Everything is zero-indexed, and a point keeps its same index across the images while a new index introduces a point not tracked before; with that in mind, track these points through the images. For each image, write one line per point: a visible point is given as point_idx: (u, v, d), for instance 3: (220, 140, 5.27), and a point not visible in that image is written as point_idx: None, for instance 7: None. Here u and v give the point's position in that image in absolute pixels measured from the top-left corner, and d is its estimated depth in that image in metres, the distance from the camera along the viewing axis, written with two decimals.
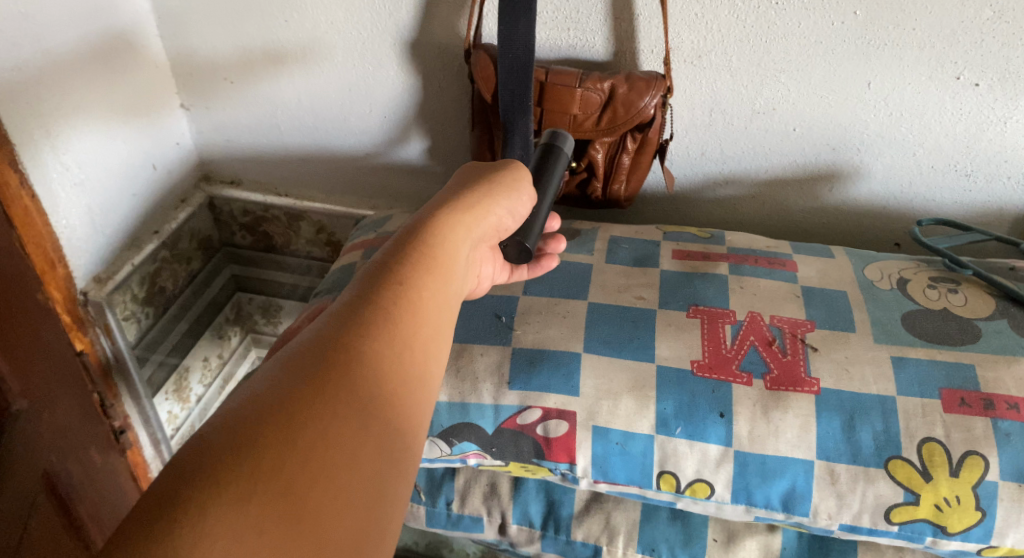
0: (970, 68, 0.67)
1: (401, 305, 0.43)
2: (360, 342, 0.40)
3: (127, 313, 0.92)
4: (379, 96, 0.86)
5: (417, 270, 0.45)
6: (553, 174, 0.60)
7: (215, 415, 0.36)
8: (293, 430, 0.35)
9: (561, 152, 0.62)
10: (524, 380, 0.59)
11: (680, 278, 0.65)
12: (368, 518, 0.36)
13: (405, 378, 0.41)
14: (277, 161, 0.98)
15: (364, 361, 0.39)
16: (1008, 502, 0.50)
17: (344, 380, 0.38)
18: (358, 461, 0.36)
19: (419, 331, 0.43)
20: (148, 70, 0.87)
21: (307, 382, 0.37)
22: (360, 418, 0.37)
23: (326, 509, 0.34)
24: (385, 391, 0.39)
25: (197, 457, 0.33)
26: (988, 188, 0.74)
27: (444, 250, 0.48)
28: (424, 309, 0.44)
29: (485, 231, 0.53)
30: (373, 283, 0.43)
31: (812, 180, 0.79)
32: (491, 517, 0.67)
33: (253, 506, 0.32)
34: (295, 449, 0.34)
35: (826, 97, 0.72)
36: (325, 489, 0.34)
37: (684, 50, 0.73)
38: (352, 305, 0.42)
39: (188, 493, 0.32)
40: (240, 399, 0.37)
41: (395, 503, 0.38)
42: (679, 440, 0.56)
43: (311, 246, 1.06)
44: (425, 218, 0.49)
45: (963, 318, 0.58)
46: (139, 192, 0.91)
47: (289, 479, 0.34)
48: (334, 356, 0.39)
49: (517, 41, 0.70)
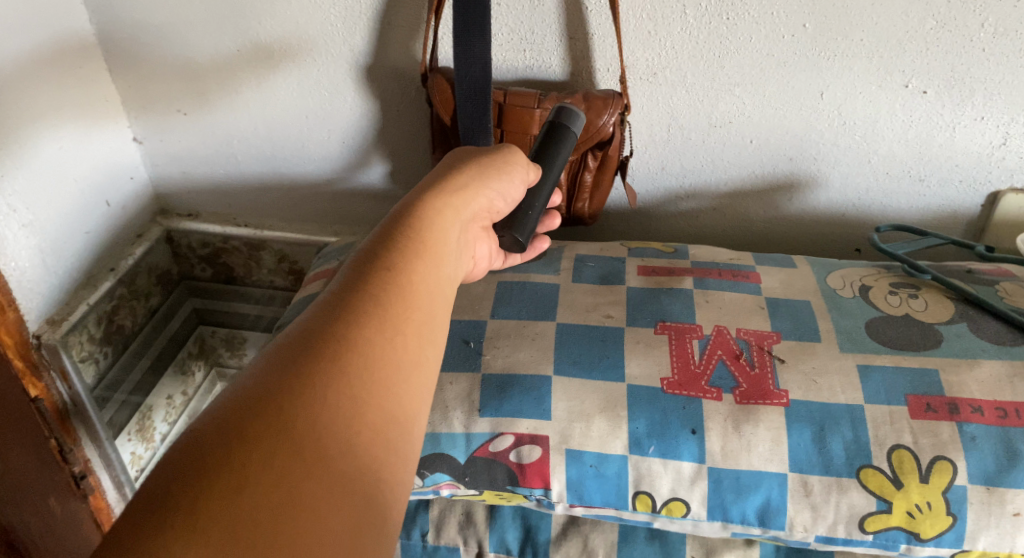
0: (917, 76, 0.69)
1: (391, 292, 0.41)
2: (350, 331, 0.38)
3: (84, 354, 0.88)
4: (336, 123, 0.85)
5: (405, 256, 0.44)
6: (555, 160, 0.61)
7: (200, 415, 0.34)
8: (285, 422, 0.34)
9: (568, 130, 0.62)
10: (495, 406, 0.58)
11: (647, 294, 0.65)
12: (367, 511, 0.34)
13: (399, 365, 0.39)
14: (234, 191, 0.96)
15: (355, 349, 0.38)
16: (978, 505, 0.50)
17: (336, 369, 0.36)
18: (352, 452, 0.35)
19: (411, 317, 0.42)
20: (97, 105, 0.85)
21: (295, 373, 0.36)
22: (354, 407, 0.36)
23: (322, 502, 0.32)
24: (378, 380, 0.38)
25: (185, 456, 0.32)
26: (942, 192, 0.76)
27: (431, 237, 0.47)
28: (414, 295, 0.42)
29: (472, 215, 0.52)
30: (360, 271, 0.42)
31: (772, 190, 0.80)
32: (468, 547, 0.66)
33: (246, 501, 0.31)
34: (287, 442, 0.33)
35: (780, 109, 0.73)
36: (320, 480, 0.33)
37: (639, 67, 0.73)
38: (340, 293, 0.41)
39: (177, 491, 0.30)
40: (227, 394, 0.35)
41: (394, 492, 0.36)
42: (652, 459, 0.55)
43: (273, 275, 1.04)
44: (411, 203, 0.48)
45: (924, 323, 0.59)
46: (92, 229, 0.88)
47: (283, 472, 0.32)
48: (323, 344, 0.37)
49: (473, 64, 0.69)
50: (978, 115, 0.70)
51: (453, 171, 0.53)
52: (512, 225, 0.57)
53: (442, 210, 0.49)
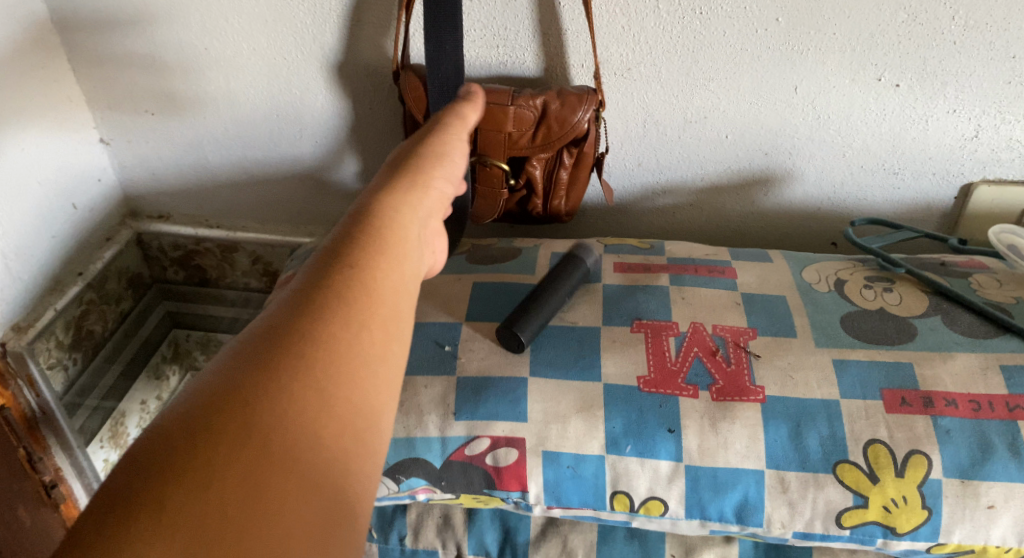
0: (889, 69, 0.69)
1: (359, 283, 0.40)
2: (317, 324, 0.37)
3: (51, 361, 0.85)
4: (308, 121, 0.84)
5: (373, 248, 0.42)
6: (564, 278, 0.63)
7: (164, 413, 0.33)
8: (250, 418, 0.32)
9: (581, 258, 0.65)
10: (471, 409, 0.57)
11: (623, 292, 0.64)
12: (337, 506, 0.32)
13: (367, 358, 0.38)
14: (205, 192, 0.94)
15: (323, 343, 0.37)
16: (953, 498, 0.50)
17: (302, 363, 0.35)
18: (321, 445, 0.33)
19: (381, 309, 0.40)
20: (61, 105, 0.82)
21: (262, 368, 0.34)
22: (320, 402, 0.34)
23: (288, 497, 0.31)
24: (347, 373, 0.36)
25: (147, 453, 0.30)
26: (915, 184, 0.76)
27: (400, 229, 0.45)
28: (383, 286, 0.41)
29: (436, 206, 0.51)
30: (328, 264, 0.41)
31: (747, 185, 0.80)
32: (446, 550, 0.65)
33: (210, 500, 0.29)
34: (251, 438, 0.32)
35: (755, 103, 0.73)
36: (287, 475, 0.31)
37: (613, 63, 0.72)
38: (307, 288, 0.39)
39: (137, 492, 0.29)
40: (191, 391, 0.34)
41: (364, 487, 0.35)
42: (630, 458, 0.54)
43: (248, 277, 1.02)
44: (378, 194, 0.47)
45: (898, 317, 0.59)
46: (59, 233, 0.86)
47: (248, 468, 0.31)
48: (288, 340, 0.36)
49: (445, 61, 0.69)
50: (950, 108, 0.70)
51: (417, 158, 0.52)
52: (510, 324, 0.59)
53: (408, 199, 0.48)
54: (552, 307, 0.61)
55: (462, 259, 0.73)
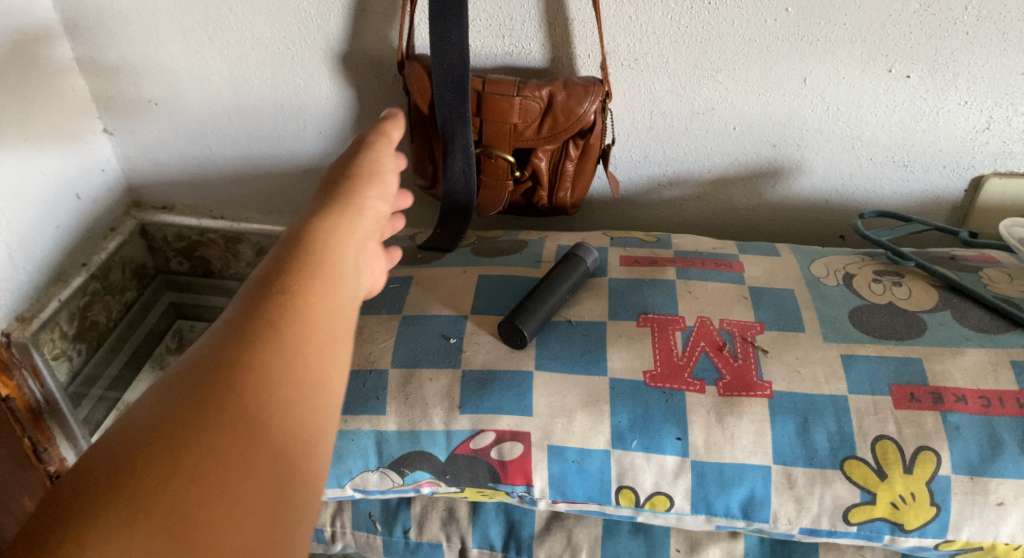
0: (900, 60, 0.68)
1: (293, 305, 0.38)
2: (246, 352, 0.36)
3: (55, 351, 0.85)
4: (312, 111, 0.83)
5: (308, 268, 0.40)
6: (566, 276, 0.63)
7: (91, 452, 0.32)
8: (173, 456, 0.31)
9: (583, 257, 0.64)
10: (476, 403, 0.57)
11: (629, 285, 0.64)
12: (268, 539, 0.32)
13: (301, 383, 0.36)
14: (209, 182, 0.94)
15: (252, 372, 0.35)
16: (962, 495, 0.50)
17: (229, 395, 0.34)
18: (248, 476, 0.32)
19: (314, 332, 0.38)
20: (64, 95, 0.82)
21: (186, 402, 0.33)
22: (245, 433, 0.33)
23: (210, 538, 0.30)
24: (278, 400, 0.35)
25: (68, 496, 0.30)
26: (925, 177, 0.75)
27: (338, 246, 0.43)
28: (318, 309, 0.39)
29: (374, 222, 0.48)
30: (260, 287, 0.39)
31: (755, 177, 0.79)
32: (451, 543, 0.65)
33: (128, 537, 0.29)
34: (173, 473, 0.31)
35: (763, 95, 0.72)
36: (211, 510, 0.31)
37: (621, 53, 0.72)
38: (239, 314, 0.38)
39: (56, 533, 0.29)
40: (117, 428, 0.33)
41: (298, 516, 0.34)
42: (635, 454, 0.54)
43: (252, 268, 1.02)
44: (314, 214, 0.45)
45: (907, 311, 0.59)
46: (63, 224, 0.85)
47: (170, 507, 0.30)
48: (216, 369, 0.35)
49: (450, 51, 0.67)
50: (962, 99, 0.69)
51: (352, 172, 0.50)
52: (513, 317, 0.59)
53: (350, 214, 0.46)
54: (554, 304, 0.61)
55: (467, 251, 0.72)
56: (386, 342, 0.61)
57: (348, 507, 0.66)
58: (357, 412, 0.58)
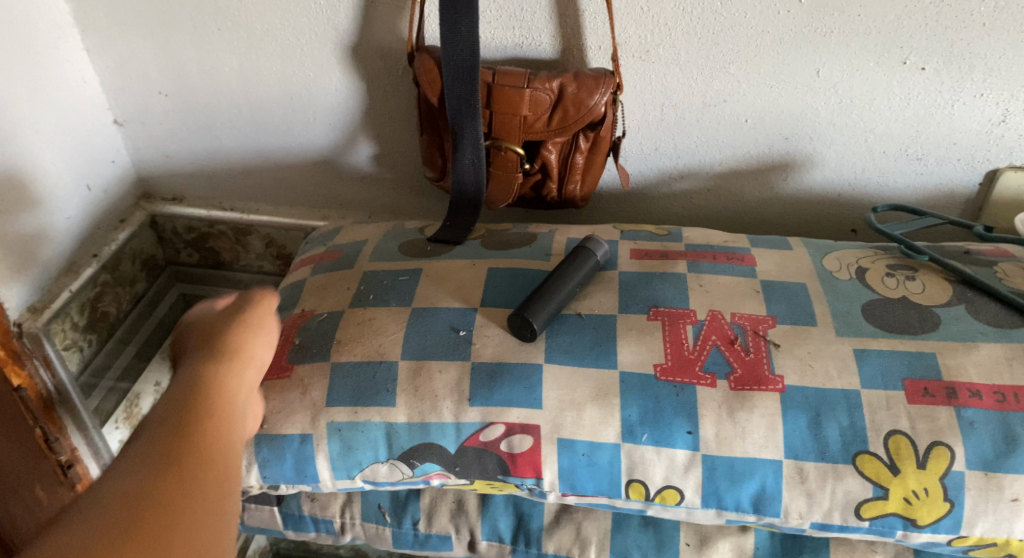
0: (916, 52, 0.67)
1: (191, 439, 0.39)
2: (160, 486, 0.36)
3: (67, 342, 0.85)
4: (322, 103, 0.83)
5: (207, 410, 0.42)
6: (576, 269, 0.62)
7: None
8: None
9: (591, 250, 0.64)
10: (485, 396, 0.56)
11: (639, 278, 0.64)
12: None
13: (214, 515, 0.37)
14: (218, 174, 0.94)
15: (168, 504, 0.35)
16: (976, 491, 0.50)
17: (148, 527, 0.34)
18: None
19: (219, 466, 0.40)
20: (74, 86, 0.82)
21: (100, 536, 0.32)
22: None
23: None
24: (193, 531, 0.35)
25: None
26: (939, 170, 0.74)
27: (234, 388, 0.46)
28: (222, 448, 0.41)
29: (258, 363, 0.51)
30: (161, 425, 0.40)
31: (766, 170, 0.78)
32: (460, 535, 0.65)
33: None
34: None
35: (775, 87, 0.72)
36: None
37: (632, 44, 0.71)
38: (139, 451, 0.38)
39: None
40: None
41: None
42: (645, 447, 0.54)
43: (261, 260, 1.01)
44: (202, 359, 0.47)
45: (921, 305, 0.58)
46: (73, 215, 0.86)
47: None
48: (129, 503, 0.34)
49: (460, 43, 0.67)
50: (978, 91, 0.68)
51: (228, 321, 0.51)
52: (523, 310, 0.59)
53: (230, 363, 0.48)
54: (564, 297, 0.61)
55: (477, 244, 0.72)
56: (396, 334, 0.61)
57: (358, 498, 0.67)
58: (367, 404, 0.58)
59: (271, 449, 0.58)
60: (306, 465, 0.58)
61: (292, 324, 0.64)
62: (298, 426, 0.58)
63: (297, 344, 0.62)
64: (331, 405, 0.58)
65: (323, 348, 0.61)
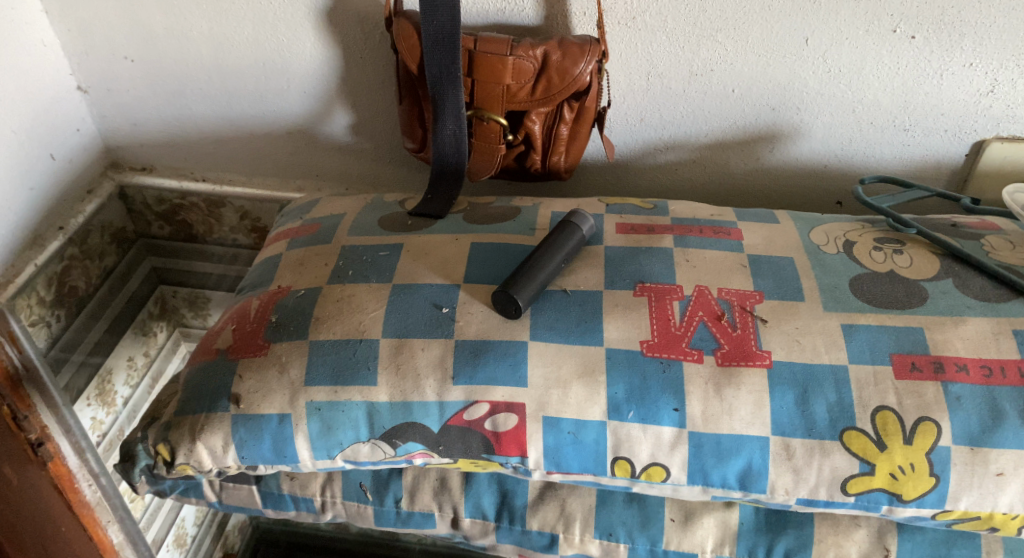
0: (905, 20, 0.66)
1: None
2: None
3: (33, 318, 0.81)
4: (295, 70, 0.80)
5: None
6: (561, 247, 0.60)
7: None
8: None
9: (577, 226, 0.62)
10: (469, 374, 0.55)
11: (626, 253, 0.62)
12: None
13: None
14: (189, 143, 0.90)
15: None
16: (961, 466, 0.50)
17: None
18: None
19: None
20: (35, 50, 0.78)
21: None
22: None
23: None
24: None
25: None
26: (926, 141, 0.73)
27: None
28: None
29: None
30: None
31: (752, 141, 0.77)
32: (443, 513, 0.64)
33: None
34: None
35: (762, 57, 0.70)
36: None
37: (617, 11, 0.69)
38: None
39: None
40: None
41: None
42: (632, 424, 0.53)
43: (235, 233, 0.98)
44: None
45: (909, 279, 0.58)
46: (37, 185, 0.82)
47: None
48: None
49: (440, 7, 0.64)
50: (967, 61, 0.67)
51: None
52: (506, 286, 0.57)
53: None
54: (549, 274, 0.59)
55: (458, 218, 0.70)
56: (376, 311, 0.59)
57: (339, 477, 0.65)
58: (347, 384, 0.56)
59: (248, 429, 0.56)
60: (285, 445, 0.57)
61: (267, 301, 0.62)
62: (276, 406, 0.56)
63: (273, 321, 0.60)
64: (310, 384, 0.56)
65: (301, 327, 0.59)
